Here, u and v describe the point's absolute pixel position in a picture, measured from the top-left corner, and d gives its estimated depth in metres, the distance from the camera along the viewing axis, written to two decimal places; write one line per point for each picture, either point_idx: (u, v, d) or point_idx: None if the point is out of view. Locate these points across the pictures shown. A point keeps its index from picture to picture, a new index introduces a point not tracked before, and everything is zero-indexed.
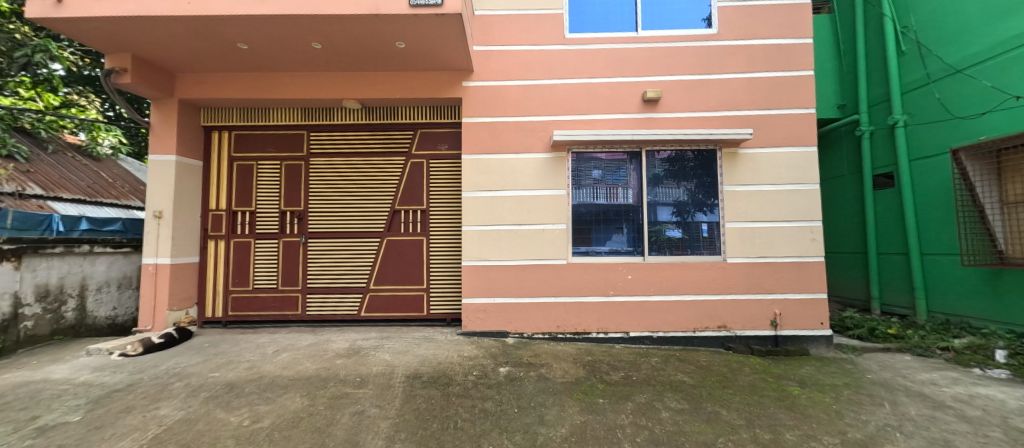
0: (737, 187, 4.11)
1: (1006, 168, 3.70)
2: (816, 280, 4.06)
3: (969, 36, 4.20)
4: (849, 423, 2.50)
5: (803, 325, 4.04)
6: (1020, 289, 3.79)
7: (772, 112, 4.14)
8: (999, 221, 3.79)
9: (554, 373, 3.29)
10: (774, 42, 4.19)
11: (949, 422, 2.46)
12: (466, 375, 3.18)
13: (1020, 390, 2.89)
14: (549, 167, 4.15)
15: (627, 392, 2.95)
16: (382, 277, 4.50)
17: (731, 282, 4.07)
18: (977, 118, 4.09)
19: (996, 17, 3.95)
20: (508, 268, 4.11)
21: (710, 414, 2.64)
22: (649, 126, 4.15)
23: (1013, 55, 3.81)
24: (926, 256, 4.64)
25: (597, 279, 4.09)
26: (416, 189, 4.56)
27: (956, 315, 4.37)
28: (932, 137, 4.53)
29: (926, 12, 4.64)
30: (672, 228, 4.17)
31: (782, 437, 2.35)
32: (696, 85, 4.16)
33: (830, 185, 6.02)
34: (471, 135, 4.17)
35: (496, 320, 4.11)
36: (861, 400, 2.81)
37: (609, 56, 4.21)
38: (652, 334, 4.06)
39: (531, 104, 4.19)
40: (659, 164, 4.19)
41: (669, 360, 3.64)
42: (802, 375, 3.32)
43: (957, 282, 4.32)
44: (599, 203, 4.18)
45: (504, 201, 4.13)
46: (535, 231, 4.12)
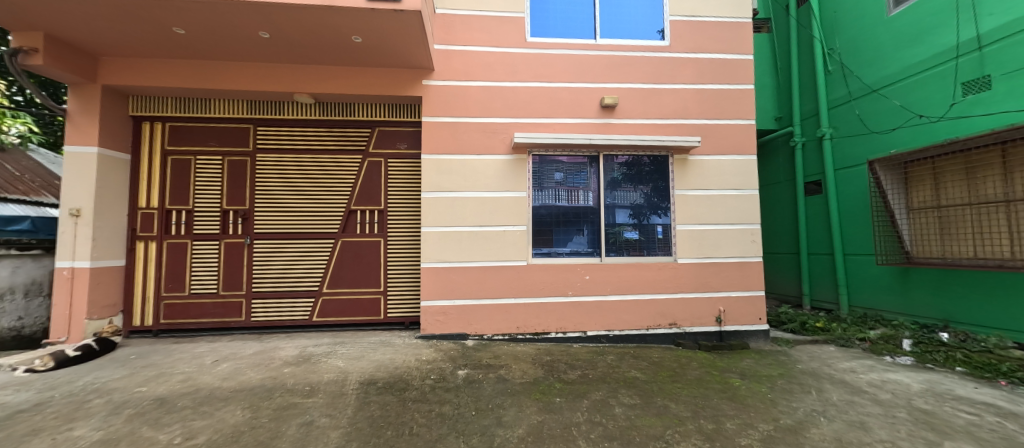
0: (687, 191, 4.35)
1: (912, 179, 4.24)
2: (756, 278, 4.38)
3: (882, 60, 4.73)
4: (781, 411, 2.71)
5: (744, 320, 4.35)
6: (924, 284, 4.30)
7: (718, 122, 4.43)
8: (907, 225, 4.29)
9: (513, 374, 3.30)
10: (720, 56, 4.48)
11: (865, 405, 2.74)
12: (424, 379, 3.11)
13: (922, 375, 3.28)
14: (509, 169, 4.17)
15: (584, 390, 3.02)
16: (336, 280, 4.31)
17: (681, 281, 4.29)
18: (889, 133, 4.61)
19: (904, 45, 4.47)
20: (468, 269, 4.08)
21: (660, 408, 2.76)
22: (606, 131, 4.29)
23: (917, 79, 4.32)
24: (848, 256, 5.14)
25: (556, 279, 4.16)
26: (373, 189, 4.41)
27: (873, 308, 4.88)
28: (853, 149, 5.04)
29: (848, 36, 5.17)
30: (630, 230, 4.33)
31: (723, 427, 2.51)
32: (650, 93, 4.36)
33: (768, 191, 6.52)
34: (431, 134, 4.09)
35: (456, 322, 4.06)
36: (792, 388, 3.07)
37: (569, 62, 4.30)
38: (608, 333, 4.19)
39: (493, 106, 4.19)
40: (617, 168, 4.33)
41: (624, 357, 3.77)
42: (742, 367, 3.56)
43: (873, 279, 4.83)
44: (560, 205, 4.26)
45: (464, 202, 4.10)
46: (495, 232, 4.12)
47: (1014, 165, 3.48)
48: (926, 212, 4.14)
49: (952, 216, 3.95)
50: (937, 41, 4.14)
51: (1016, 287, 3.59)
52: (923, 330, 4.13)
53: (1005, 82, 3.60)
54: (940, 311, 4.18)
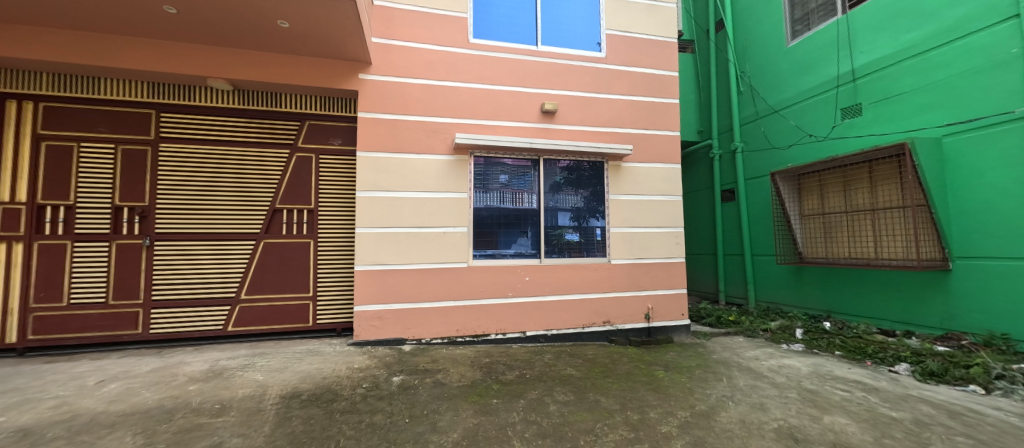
0: (621, 196, 4.61)
1: (803, 189, 4.90)
2: (679, 277, 4.77)
3: (781, 85, 5.40)
4: (697, 398, 2.97)
5: (669, 316, 4.70)
6: (814, 280, 4.97)
7: (648, 132, 4.76)
8: (800, 229, 4.94)
9: (450, 377, 3.25)
10: (651, 71, 4.82)
11: (764, 388, 3.10)
12: (355, 388, 2.95)
13: (810, 359, 3.79)
14: (451, 170, 4.12)
15: (520, 390, 3.07)
16: (257, 285, 3.94)
17: (615, 280, 4.54)
18: (787, 148, 5.27)
19: (799, 73, 5.15)
20: (406, 272, 3.95)
21: (592, 402, 2.89)
22: (547, 136, 4.40)
23: (808, 103, 5.00)
24: (756, 257, 5.78)
25: (497, 281, 4.18)
26: (301, 187, 4.11)
27: (774, 302, 5.54)
28: (760, 162, 5.70)
29: (756, 61, 5.84)
30: (571, 232, 4.47)
31: (647, 416, 2.68)
32: (588, 102, 4.56)
33: (690, 197, 7.13)
34: (367, 130, 3.89)
35: (392, 327, 3.90)
36: (708, 377, 3.38)
37: (511, 66, 4.36)
38: (547, 332, 4.30)
39: (434, 105, 4.11)
40: (559, 172, 4.47)
41: (561, 356, 3.89)
42: (667, 359, 3.85)
43: (775, 277, 5.48)
44: (504, 206, 4.28)
45: (403, 202, 3.96)
46: (435, 233, 4.04)
47: (877, 179, 4.15)
48: (815, 218, 4.81)
49: (833, 222, 4.60)
50: (824, 72, 4.82)
51: (879, 281, 4.28)
52: (812, 320, 4.77)
53: (873, 110, 4.28)
54: (825, 303, 4.86)
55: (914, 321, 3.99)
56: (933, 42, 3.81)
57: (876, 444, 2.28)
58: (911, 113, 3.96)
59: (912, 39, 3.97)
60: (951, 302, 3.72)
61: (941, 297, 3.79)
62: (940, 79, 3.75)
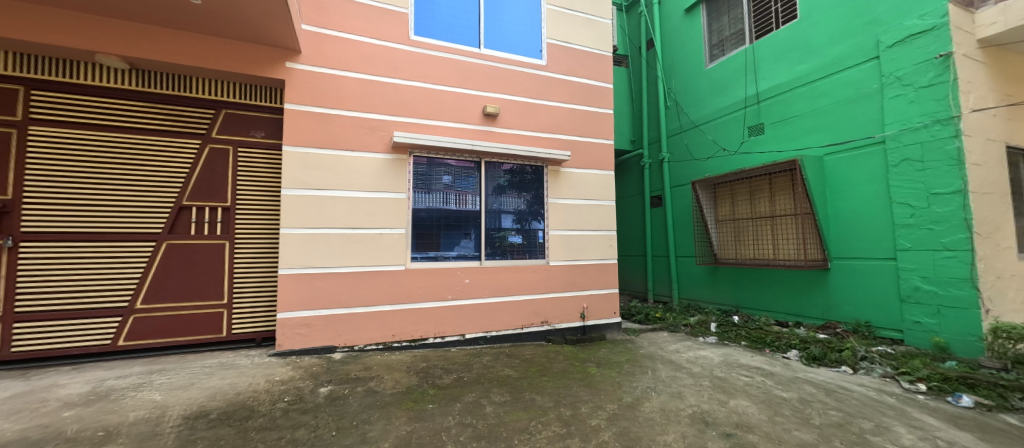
0: (560, 200, 4.78)
1: (718, 197, 5.47)
2: (612, 277, 5.05)
3: (701, 102, 5.97)
4: (624, 390, 3.17)
5: (603, 315, 4.97)
6: (726, 278, 5.55)
7: (586, 139, 5.00)
8: (715, 232, 5.49)
9: (383, 385, 3.12)
10: (588, 82, 5.08)
11: (682, 378, 3.39)
12: (274, 403, 2.72)
13: (722, 349, 4.22)
14: (389, 169, 3.97)
15: (457, 393, 3.04)
16: (157, 292, 3.47)
17: (553, 282, 4.69)
18: (706, 160, 5.83)
19: (716, 93, 5.73)
20: (337, 275, 3.72)
21: (527, 401, 2.95)
22: (488, 138, 4.42)
23: (723, 120, 5.58)
24: (679, 258, 6.31)
25: (437, 283, 4.11)
26: (216, 182, 3.71)
27: (694, 300, 6.08)
28: (683, 171, 6.24)
29: (680, 80, 6.39)
30: (514, 234, 4.55)
31: (579, 411, 2.80)
32: (528, 107, 4.67)
33: (624, 202, 7.59)
34: (295, 124, 3.62)
35: (321, 335, 3.65)
36: (634, 370, 3.62)
37: (453, 66, 4.32)
38: (486, 334, 4.31)
39: (371, 100, 3.93)
40: (502, 174, 4.52)
41: (499, 357, 3.93)
42: (600, 356, 4.06)
43: (695, 276, 6.03)
44: (446, 208, 4.23)
45: (335, 201, 3.74)
46: (371, 234, 3.87)
47: (775, 190, 4.75)
48: (727, 223, 5.37)
49: (742, 227, 5.18)
50: (735, 93, 5.41)
51: (776, 279, 4.91)
52: (724, 315, 5.32)
53: (773, 129, 4.90)
54: (734, 299, 5.44)
55: (802, 313, 4.62)
56: (818, 74, 4.45)
57: (770, 422, 2.60)
58: (802, 134, 4.60)
59: (802, 70, 4.61)
60: (831, 296, 4.36)
61: (823, 292, 4.42)
62: (824, 106, 4.38)
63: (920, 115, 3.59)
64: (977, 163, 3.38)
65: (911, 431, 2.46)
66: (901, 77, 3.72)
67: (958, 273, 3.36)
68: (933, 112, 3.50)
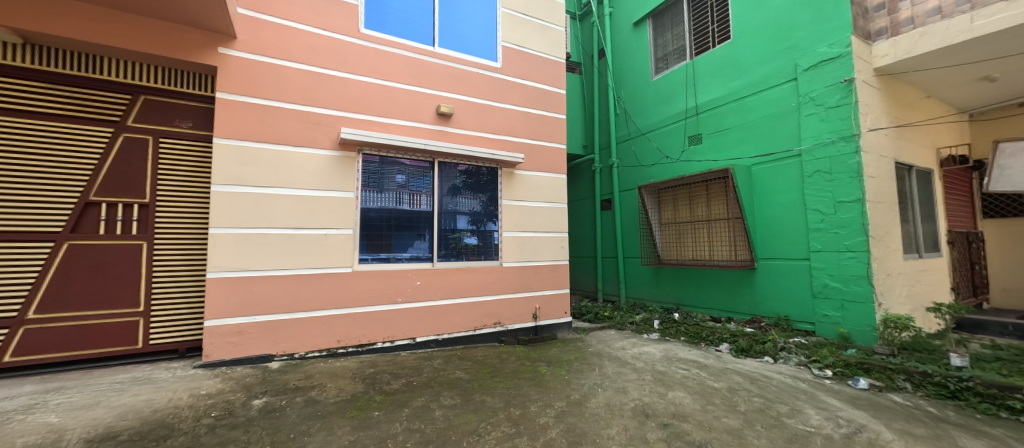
0: (514, 202, 4.83)
1: (661, 201, 5.83)
2: (563, 278, 5.19)
3: (648, 112, 6.31)
4: (573, 388, 3.27)
5: (554, 315, 5.08)
6: (668, 278, 5.90)
7: (540, 143, 5.10)
8: (659, 234, 5.82)
9: (326, 393, 2.96)
10: (542, 87, 5.19)
11: (627, 374, 3.56)
12: (199, 419, 2.48)
13: (663, 345, 4.48)
14: (335, 166, 3.79)
15: (405, 399, 2.96)
16: (54, 300, 3.03)
17: (506, 283, 4.72)
18: (651, 166, 6.17)
19: (661, 103, 6.09)
20: (276, 279, 3.48)
21: (477, 403, 2.94)
22: (442, 138, 4.37)
23: (667, 129, 5.94)
24: (627, 259, 6.62)
25: (386, 286, 3.98)
26: (132, 175, 3.33)
27: (640, 298, 6.40)
28: (631, 177, 6.55)
29: (629, 89, 6.72)
30: (468, 236, 4.53)
31: (528, 410, 2.84)
32: (483, 108, 4.68)
33: (576, 205, 7.84)
34: (229, 115, 3.33)
35: (256, 343, 3.39)
36: (583, 368, 3.75)
37: (406, 63, 4.22)
38: (438, 337, 4.24)
39: (316, 93, 3.73)
40: (457, 175, 4.49)
41: (451, 360, 3.88)
42: (550, 355, 4.15)
43: (641, 276, 6.36)
44: (400, 208, 4.12)
45: (275, 200, 3.50)
46: (315, 235, 3.66)
47: (711, 195, 5.15)
48: (669, 226, 5.72)
49: (682, 229, 5.54)
50: (678, 104, 5.79)
51: (712, 278, 5.30)
52: (666, 312, 5.65)
53: (710, 139, 5.30)
54: (675, 298, 5.80)
55: (733, 309, 5.03)
56: (748, 90, 4.88)
57: (702, 411, 2.81)
58: (734, 145, 5.02)
59: (735, 86, 5.03)
60: (756, 293, 4.79)
61: (750, 290, 4.85)
62: (752, 120, 4.81)
63: (829, 132, 4.06)
64: (872, 175, 3.89)
65: (819, 412, 2.77)
66: (814, 98, 4.19)
67: (858, 271, 3.83)
68: (839, 130, 3.97)
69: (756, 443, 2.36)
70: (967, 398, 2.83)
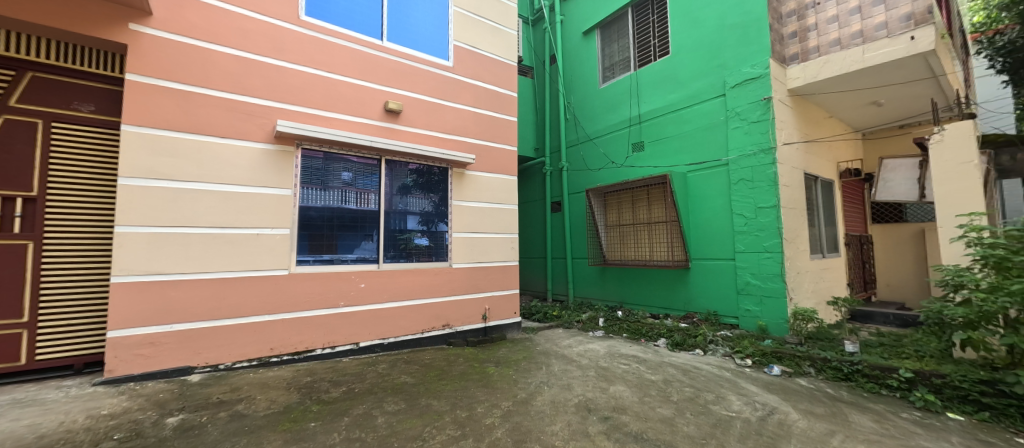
0: (464, 203, 4.80)
1: (607, 204, 6.10)
2: (513, 279, 5.24)
3: (596, 118, 6.58)
4: (520, 387, 3.32)
5: (504, 315, 5.12)
6: (613, 278, 6.18)
7: (491, 144, 5.12)
8: (605, 236, 6.08)
9: (255, 406, 2.74)
10: (494, 88, 5.21)
11: (572, 371, 3.68)
12: (98, 443, 2.18)
13: (607, 342, 4.69)
14: (270, 161, 3.52)
15: (345, 407, 2.82)
16: None
17: (456, 284, 4.67)
18: (599, 170, 6.44)
19: (607, 110, 6.37)
20: (198, 283, 3.15)
21: (423, 407, 2.88)
22: (390, 135, 4.23)
23: (613, 135, 6.23)
24: (575, 260, 6.84)
25: (327, 289, 3.76)
26: (14, 163, 2.84)
27: (587, 298, 6.64)
28: (580, 180, 6.78)
29: (579, 95, 6.96)
30: (419, 236, 4.44)
31: (474, 412, 2.83)
32: (434, 107, 4.60)
33: (527, 207, 7.97)
34: (141, 99, 2.97)
35: (173, 355, 3.05)
36: (530, 367, 3.81)
37: (351, 56, 4.04)
38: (383, 341, 4.10)
39: (248, 82, 3.45)
40: (408, 174, 4.38)
41: (396, 364, 3.77)
42: (498, 356, 4.17)
43: (588, 276, 6.60)
44: (346, 207, 3.93)
45: (197, 195, 3.17)
46: (246, 235, 3.38)
47: (651, 199, 5.49)
48: (614, 227, 6.00)
49: (625, 231, 5.84)
50: (623, 112, 6.09)
51: (652, 278, 5.64)
52: (610, 310, 5.92)
53: (651, 147, 5.65)
54: (619, 296, 6.10)
55: (670, 306, 5.39)
56: (684, 103, 5.25)
57: (640, 403, 2.98)
58: (672, 153, 5.39)
59: (673, 98, 5.39)
60: (690, 291, 5.17)
61: (685, 288, 5.22)
62: (687, 130, 5.20)
63: (751, 145, 4.49)
64: (786, 184, 4.37)
65: (739, 397, 3.06)
66: (739, 113, 4.61)
67: (774, 270, 4.28)
68: (759, 143, 4.41)
69: (686, 429, 2.55)
70: (857, 380, 3.26)
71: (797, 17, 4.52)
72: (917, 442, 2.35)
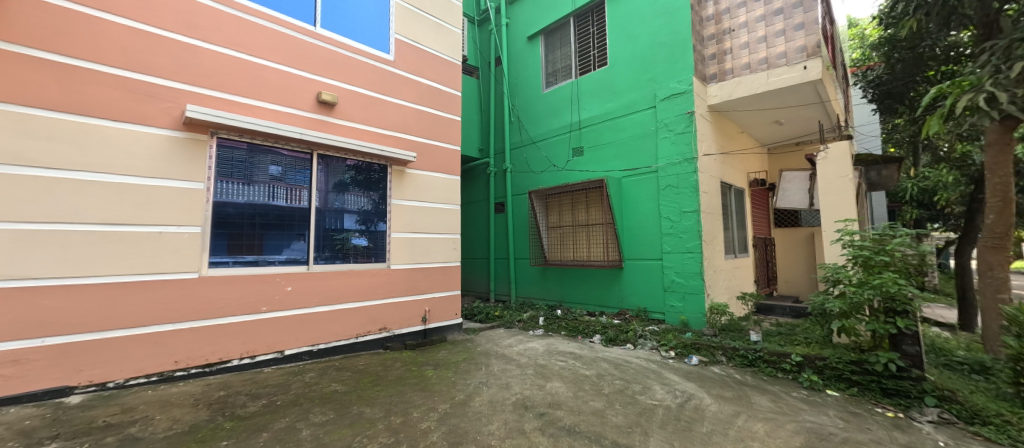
0: (404, 202, 4.65)
1: (548, 206, 6.28)
2: (455, 280, 5.18)
3: (539, 122, 6.74)
4: (458, 388, 3.29)
5: (444, 317, 5.04)
6: (554, 277, 6.36)
7: (433, 143, 5.02)
8: (546, 237, 6.25)
9: (154, 428, 2.41)
10: (437, 86, 5.11)
11: (511, 370, 3.73)
12: None
13: (546, 340, 4.82)
14: (178, 150, 3.12)
15: (264, 422, 2.59)
16: None
17: (394, 286, 4.51)
18: (541, 173, 6.60)
19: (550, 115, 6.56)
20: (81, 289, 2.69)
21: (353, 416, 2.74)
22: (323, 128, 3.98)
23: (555, 139, 6.43)
24: (518, 260, 6.95)
25: (247, 294, 3.43)
26: None
27: (528, 297, 6.77)
28: (523, 182, 6.90)
29: (523, 98, 7.08)
30: (357, 236, 4.25)
31: (409, 417, 2.76)
32: (372, 101, 4.40)
33: (471, 207, 7.94)
34: (4, 70, 2.47)
35: (44, 375, 2.55)
36: (469, 368, 3.79)
37: (278, 40, 3.73)
38: (312, 348, 3.84)
39: (150, 60, 3.03)
40: (345, 170, 4.17)
41: (326, 372, 3.55)
42: (438, 358, 4.10)
43: (529, 276, 6.74)
44: (276, 204, 3.66)
45: (81, 186, 2.71)
46: (145, 233, 2.96)
47: (590, 202, 5.75)
48: (554, 229, 6.18)
49: (564, 232, 6.04)
50: (565, 117, 6.31)
51: (589, 277, 5.90)
52: (550, 309, 6.10)
53: (589, 153, 5.92)
54: (558, 295, 6.30)
55: (605, 304, 5.68)
56: (619, 112, 5.57)
57: (574, 397, 3.10)
58: (608, 159, 5.69)
59: (610, 107, 5.70)
60: (623, 289, 5.49)
61: (618, 286, 5.53)
62: (623, 138, 5.52)
63: (677, 154, 4.89)
64: (706, 191, 4.83)
65: (663, 386, 3.32)
66: (668, 124, 5.00)
67: (694, 269, 4.71)
68: (684, 153, 4.82)
69: (614, 420, 2.70)
70: (759, 365, 3.70)
71: (715, 40, 5.01)
72: (803, 416, 2.72)
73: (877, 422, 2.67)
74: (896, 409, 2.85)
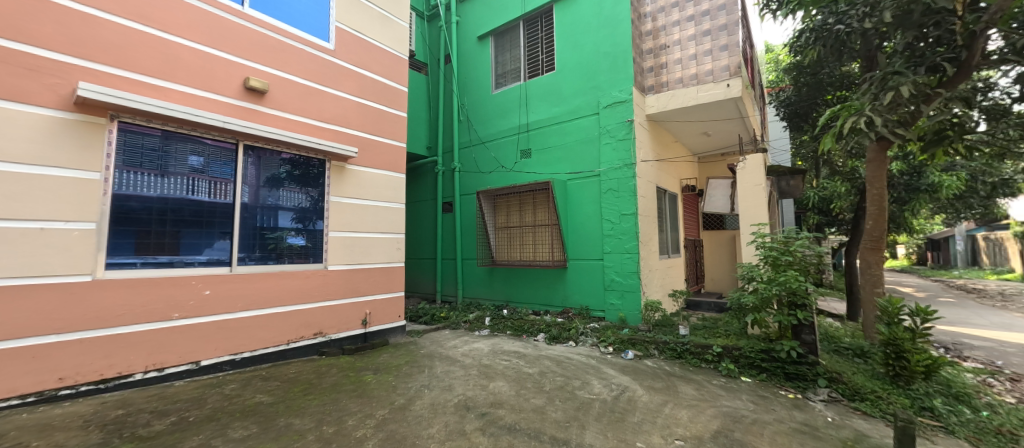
0: (343, 200, 4.42)
1: (496, 206, 6.31)
2: (398, 281, 5.02)
3: (488, 122, 6.75)
4: (398, 393, 3.19)
5: (386, 320, 4.86)
6: (501, 277, 6.40)
7: (377, 139, 4.83)
8: (494, 237, 6.27)
9: None
10: (381, 79, 4.92)
11: (454, 371, 3.69)
12: None
13: (491, 340, 4.83)
14: (67, 132, 2.68)
15: (173, 441, 2.32)
16: None
17: (331, 288, 4.27)
18: (490, 173, 6.62)
19: (499, 116, 6.60)
20: None
21: (280, 428, 2.55)
22: (250, 118, 3.66)
23: (504, 140, 6.48)
24: (465, 261, 6.90)
25: (156, 299, 3.05)
26: None
27: (475, 298, 6.76)
28: (472, 181, 6.86)
29: (473, 98, 7.06)
30: (292, 235, 4.00)
31: (343, 426, 2.62)
32: (309, 91, 4.13)
33: (417, 206, 7.74)
34: None
35: None
36: (411, 371, 3.70)
37: (197, 17, 3.36)
38: (235, 357, 3.52)
39: (31, 26, 2.57)
40: (279, 164, 3.91)
41: (250, 383, 3.26)
42: (378, 362, 3.94)
43: (477, 277, 6.72)
44: (196, 199, 3.33)
45: None
46: (21, 229, 2.51)
47: (537, 203, 5.85)
48: (502, 229, 6.22)
49: (512, 233, 6.11)
50: (514, 119, 6.38)
51: (535, 277, 6.01)
52: (497, 309, 6.12)
53: (537, 155, 6.04)
54: (505, 295, 6.35)
55: (550, 302, 5.83)
56: (566, 116, 5.75)
57: (516, 396, 3.14)
58: (555, 162, 5.84)
59: (556, 111, 5.86)
60: (567, 288, 5.67)
61: (563, 285, 5.70)
62: (568, 142, 5.71)
63: (619, 159, 5.15)
64: (643, 195, 5.15)
65: (600, 381, 3.48)
66: (610, 131, 5.25)
67: (631, 268, 5.00)
68: (624, 158, 5.10)
69: (554, 415, 2.78)
70: (686, 357, 4.00)
71: (653, 54, 5.36)
72: (721, 402, 2.99)
73: (780, 403, 3.01)
74: (796, 391, 3.24)
